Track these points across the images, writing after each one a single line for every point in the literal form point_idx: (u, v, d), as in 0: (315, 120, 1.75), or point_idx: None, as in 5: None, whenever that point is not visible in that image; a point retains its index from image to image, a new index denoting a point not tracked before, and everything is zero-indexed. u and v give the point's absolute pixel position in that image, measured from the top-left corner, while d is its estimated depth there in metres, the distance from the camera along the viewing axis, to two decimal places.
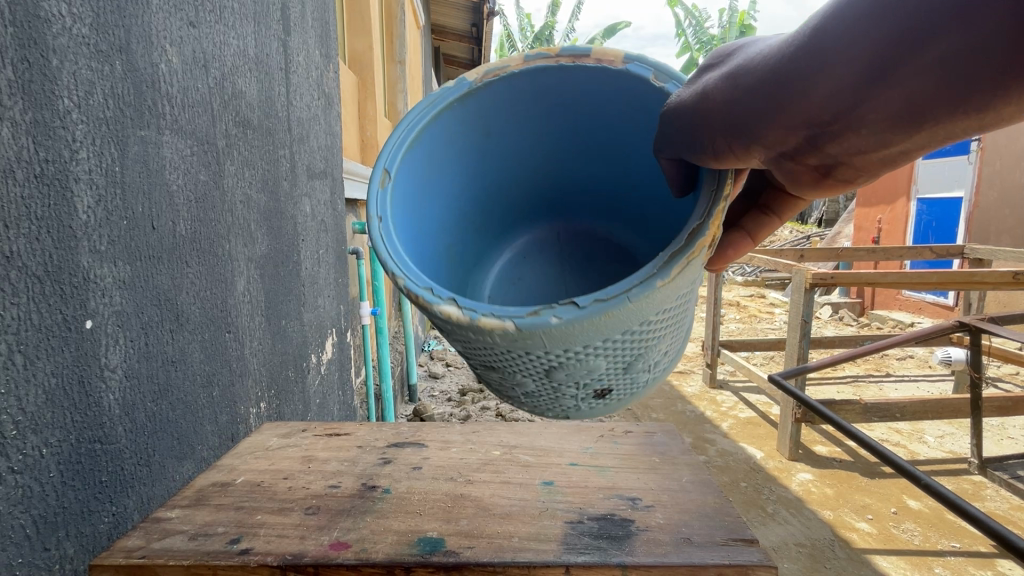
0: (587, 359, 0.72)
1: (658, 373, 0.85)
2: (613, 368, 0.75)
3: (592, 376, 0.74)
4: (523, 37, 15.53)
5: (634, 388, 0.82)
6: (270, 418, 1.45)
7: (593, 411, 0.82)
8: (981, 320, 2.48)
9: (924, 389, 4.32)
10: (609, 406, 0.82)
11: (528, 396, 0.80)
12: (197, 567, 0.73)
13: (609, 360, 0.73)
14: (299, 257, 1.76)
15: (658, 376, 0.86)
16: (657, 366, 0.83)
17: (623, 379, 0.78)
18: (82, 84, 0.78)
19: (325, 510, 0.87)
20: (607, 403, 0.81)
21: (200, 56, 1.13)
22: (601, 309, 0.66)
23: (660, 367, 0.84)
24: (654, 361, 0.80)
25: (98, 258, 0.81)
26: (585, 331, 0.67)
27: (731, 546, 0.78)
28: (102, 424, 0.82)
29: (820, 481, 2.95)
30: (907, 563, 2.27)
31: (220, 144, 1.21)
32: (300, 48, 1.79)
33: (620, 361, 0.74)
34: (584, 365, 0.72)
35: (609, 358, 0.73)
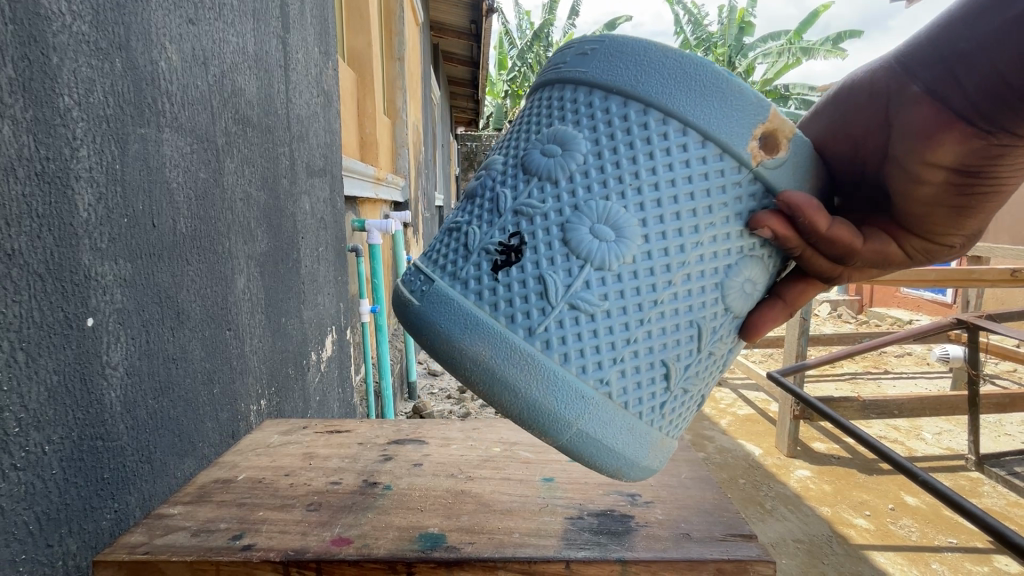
0: (625, 203, 0.61)
1: (613, 366, 0.61)
2: (631, 254, 0.60)
3: (598, 232, 0.60)
4: (523, 33, 15.50)
5: (588, 349, 0.60)
6: (270, 415, 1.45)
7: (518, 336, 0.60)
8: (979, 317, 2.49)
9: (922, 386, 4.34)
10: (536, 349, 0.60)
11: (487, 238, 0.65)
12: (200, 563, 0.73)
13: (644, 224, 0.61)
14: (299, 254, 1.76)
15: (603, 384, 0.61)
16: (635, 335, 0.61)
17: (612, 293, 0.60)
18: (82, 81, 0.78)
19: (327, 506, 0.87)
20: (547, 337, 0.60)
21: (200, 53, 1.12)
22: (754, 97, 0.62)
23: (628, 343, 0.61)
24: (647, 318, 0.61)
25: (99, 256, 0.81)
26: (713, 110, 0.61)
27: (730, 541, 0.78)
28: (104, 422, 0.82)
29: (818, 477, 2.96)
30: (904, 559, 2.28)
31: (220, 142, 1.21)
32: (299, 45, 1.79)
33: (649, 238, 0.61)
34: (604, 217, 0.60)
35: (651, 211, 0.61)
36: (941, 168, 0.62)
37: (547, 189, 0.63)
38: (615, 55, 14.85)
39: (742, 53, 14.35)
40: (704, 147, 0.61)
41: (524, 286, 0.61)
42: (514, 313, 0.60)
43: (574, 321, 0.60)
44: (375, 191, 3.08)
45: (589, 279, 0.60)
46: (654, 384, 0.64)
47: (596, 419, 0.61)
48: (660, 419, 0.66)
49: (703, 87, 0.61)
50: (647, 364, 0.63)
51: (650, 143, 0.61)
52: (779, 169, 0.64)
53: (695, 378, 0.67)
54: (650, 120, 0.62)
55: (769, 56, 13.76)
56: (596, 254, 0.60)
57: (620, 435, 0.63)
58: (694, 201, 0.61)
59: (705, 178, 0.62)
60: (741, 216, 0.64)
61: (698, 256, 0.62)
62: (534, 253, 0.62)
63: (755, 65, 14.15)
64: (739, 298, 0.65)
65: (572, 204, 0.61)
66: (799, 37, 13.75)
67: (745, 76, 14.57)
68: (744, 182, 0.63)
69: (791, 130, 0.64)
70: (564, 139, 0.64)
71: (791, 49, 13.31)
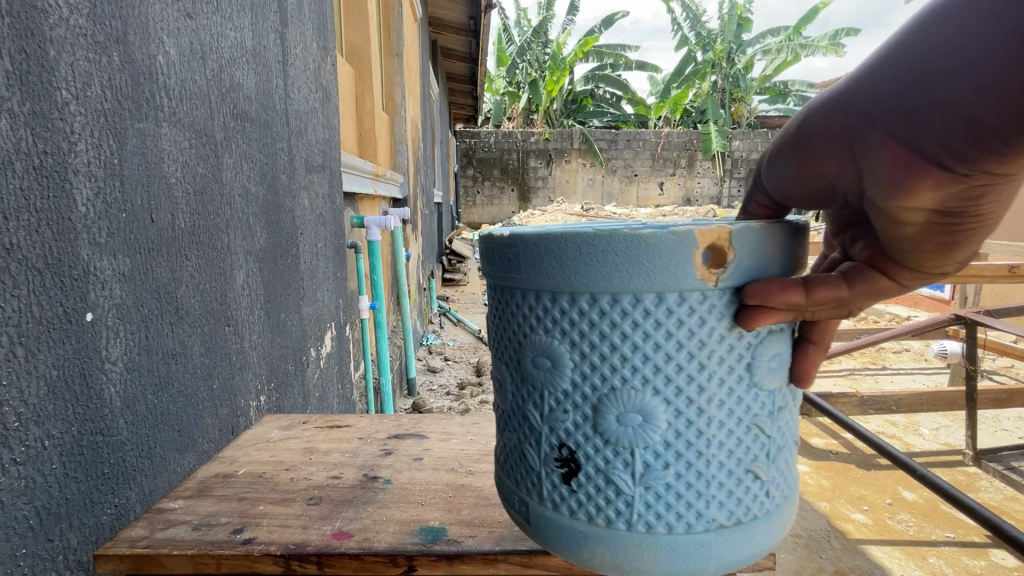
0: (628, 382, 0.56)
1: (710, 504, 0.57)
2: (661, 414, 0.56)
3: (625, 418, 0.56)
4: (522, 29, 15.45)
5: (674, 504, 0.57)
6: (270, 411, 1.46)
7: (618, 530, 0.58)
8: (977, 313, 2.49)
9: (919, 382, 4.35)
10: (634, 532, 0.57)
11: (538, 456, 0.62)
12: (201, 557, 0.73)
13: (658, 391, 0.56)
14: (298, 249, 1.76)
15: (712, 522, 0.58)
16: (711, 470, 0.57)
17: (670, 457, 0.56)
18: (80, 75, 0.78)
19: (327, 500, 0.87)
20: (633, 518, 0.57)
21: (198, 47, 1.12)
22: (671, 230, 0.53)
23: (710, 479, 0.57)
24: (708, 449, 0.57)
25: (98, 250, 0.81)
26: (646, 265, 0.54)
27: None
28: (104, 417, 0.82)
29: (816, 473, 2.97)
30: (901, 553, 2.29)
31: (219, 137, 1.21)
32: (297, 40, 1.78)
33: (670, 398, 0.56)
34: (622, 402, 0.56)
35: (653, 375, 0.55)
36: (923, 209, 0.52)
37: (558, 397, 0.59)
38: (614, 50, 14.81)
39: (742, 49, 14.33)
40: (662, 301, 0.55)
41: (594, 488, 0.58)
42: (602, 512, 0.58)
43: (650, 492, 0.57)
44: (373, 187, 3.07)
45: (639, 454, 0.56)
46: (752, 492, 0.59)
47: (721, 549, 0.58)
48: (773, 507, 0.61)
49: (625, 252, 0.54)
50: (734, 481, 0.58)
51: (631, 314, 0.55)
52: (741, 271, 0.55)
53: (781, 453, 0.62)
54: (607, 302, 0.55)
55: (768, 52, 13.74)
56: (631, 431, 0.56)
57: (749, 550, 0.60)
58: (684, 348, 0.55)
59: (696, 309, 0.55)
60: (731, 331, 0.56)
61: (717, 379, 0.56)
62: (583, 452, 0.58)
63: (754, 61, 14.13)
64: (774, 372, 0.59)
65: (590, 403, 0.57)
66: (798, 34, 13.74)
67: (744, 72, 14.54)
68: (709, 306, 0.55)
69: (728, 228, 0.54)
70: (546, 350, 0.59)
71: (791, 46, 13.29)
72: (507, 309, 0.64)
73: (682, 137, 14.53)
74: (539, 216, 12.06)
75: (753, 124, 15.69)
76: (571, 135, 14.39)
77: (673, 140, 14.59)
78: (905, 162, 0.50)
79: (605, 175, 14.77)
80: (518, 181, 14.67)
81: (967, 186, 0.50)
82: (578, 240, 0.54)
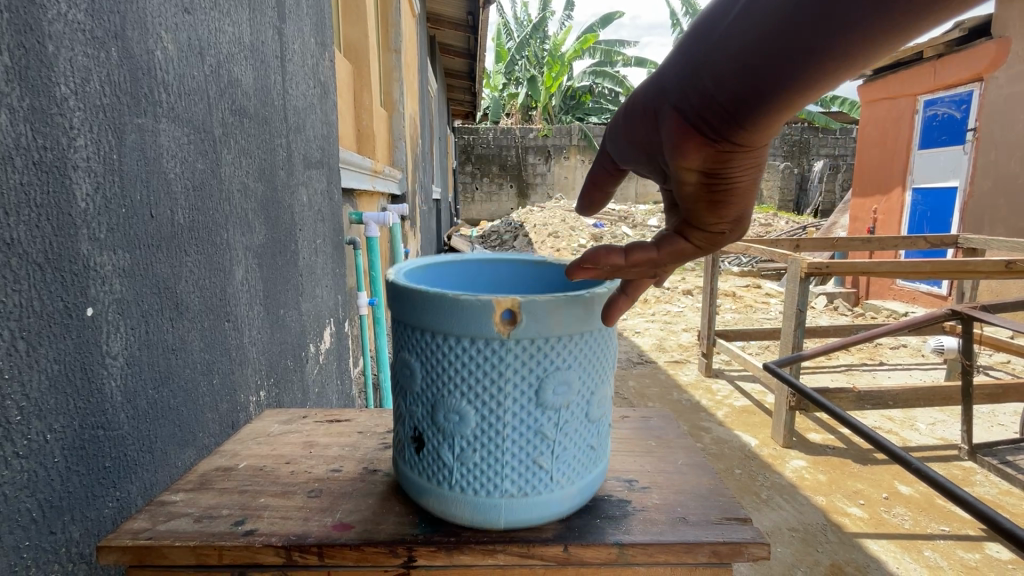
0: (452, 393, 0.78)
1: (504, 479, 0.77)
2: (472, 414, 0.77)
3: (448, 414, 0.78)
4: (520, 24, 15.39)
5: (477, 476, 0.77)
6: (270, 406, 1.46)
7: (443, 489, 0.79)
8: (975, 308, 2.49)
9: (917, 377, 4.37)
10: (453, 492, 0.78)
11: (403, 432, 0.85)
12: (203, 548, 0.74)
13: (470, 400, 0.77)
14: (298, 245, 1.76)
15: (505, 491, 0.77)
16: (504, 455, 0.77)
17: (475, 443, 0.77)
18: (79, 71, 0.78)
19: (328, 493, 0.88)
20: (452, 482, 0.78)
21: (196, 43, 1.12)
22: (478, 297, 0.74)
23: (501, 462, 0.77)
24: (502, 442, 0.77)
25: (98, 245, 0.81)
26: (462, 319, 0.75)
27: (725, 525, 0.80)
28: (105, 410, 0.82)
29: (813, 467, 2.99)
30: (897, 546, 2.31)
31: (217, 133, 1.21)
32: (295, 36, 1.78)
33: (477, 404, 0.77)
34: (447, 404, 0.78)
35: (466, 388, 0.77)
36: (693, 169, 0.72)
37: (413, 396, 0.83)
38: (613, 46, 14.76)
39: None
40: (473, 342, 0.76)
41: (427, 456, 0.81)
42: (435, 476, 0.80)
43: (463, 466, 0.78)
44: (372, 183, 3.07)
45: (457, 441, 0.78)
46: (536, 476, 0.78)
47: (512, 511, 0.78)
48: (558, 488, 0.80)
49: (450, 307, 0.76)
50: (521, 466, 0.77)
51: (455, 344, 0.77)
52: (528, 328, 0.75)
53: (569, 451, 0.81)
54: (442, 338, 0.78)
55: None
56: (452, 424, 0.78)
57: (536, 515, 0.79)
58: (487, 374, 0.76)
59: (493, 347, 0.75)
60: (524, 364, 0.76)
61: (510, 397, 0.77)
62: (427, 434, 0.81)
63: None
64: (558, 396, 0.78)
65: (429, 398, 0.80)
66: None
67: None
68: (505, 350, 0.75)
69: (516, 297, 0.74)
70: (409, 363, 0.83)
71: None
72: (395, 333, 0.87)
73: None
74: (538, 212, 12.04)
75: None
76: (570, 132, 14.36)
77: None
78: (681, 130, 0.69)
79: None
80: (517, 177, 14.65)
81: (716, 151, 0.69)
82: (425, 295, 0.77)
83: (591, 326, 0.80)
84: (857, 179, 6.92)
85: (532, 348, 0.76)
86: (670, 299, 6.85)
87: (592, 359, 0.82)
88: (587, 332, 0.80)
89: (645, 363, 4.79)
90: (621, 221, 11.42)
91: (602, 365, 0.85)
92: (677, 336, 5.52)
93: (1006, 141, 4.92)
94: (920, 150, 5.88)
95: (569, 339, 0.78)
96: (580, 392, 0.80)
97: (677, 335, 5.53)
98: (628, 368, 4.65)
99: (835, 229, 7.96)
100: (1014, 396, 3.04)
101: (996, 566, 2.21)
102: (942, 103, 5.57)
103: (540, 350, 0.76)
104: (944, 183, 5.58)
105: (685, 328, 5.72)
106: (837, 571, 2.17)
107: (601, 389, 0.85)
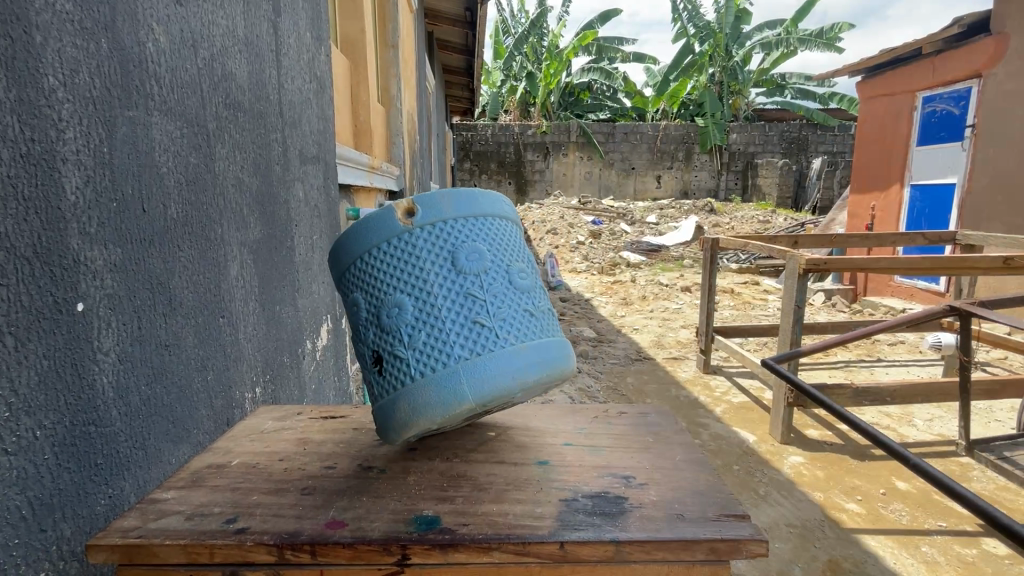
0: (387, 293, 0.92)
1: (454, 345, 0.87)
2: (409, 301, 0.91)
3: (391, 314, 0.91)
4: (518, 21, 15.32)
5: (430, 350, 0.88)
6: (265, 402, 1.45)
7: (407, 383, 0.88)
8: (973, 304, 2.49)
9: (914, 373, 4.37)
10: (414, 378, 0.87)
11: (366, 365, 0.96)
12: (195, 546, 0.73)
13: (403, 290, 0.91)
14: (294, 241, 1.75)
15: (458, 356, 0.87)
16: (444, 321, 0.89)
17: (418, 322, 0.90)
18: (67, 62, 0.76)
19: (322, 490, 0.88)
20: (411, 371, 0.88)
21: (189, 35, 1.10)
22: (381, 206, 0.95)
23: (447, 329, 0.88)
24: (440, 312, 0.89)
25: (88, 240, 0.80)
26: (376, 229, 0.94)
27: (723, 522, 0.79)
28: (97, 407, 0.81)
29: (811, 463, 2.99)
30: (894, 542, 2.32)
31: (211, 127, 1.20)
32: (291, 30, 1.76)
33: (411, 290, 0.91)
34: (387, 304, 0.92)
35: (396, 282, 0.92)
36: None
37: (365, 325, 0.96)
38: (611, 42, 14.71)
39: (739, 42, 14.28)
40: (388, 245, 0.93)
41: (393, 363, 0.90)
42: (399, 377, 0.89)
43: (417, 349, 0.88)
44: (369, 179, 3.05)
45: (404, 328, 0.90)
46: (479, 333, 0.88)
47: (472, 374, 0.85)
48: (508, 344, 0.89)
49: (364, 226, 0.95)
50: (464, 328, 0.88)
51: (375, 258, 0.94)
52: (425, 215, 0.94)
53: (506, 311, 0.92)
54: (366, 258, 0.95)
55: (766, 45, 13.69)
56: (396, 318, 0.91)
57: (495, 372, 0.86)
58: (405, 262, 0.92)
59: (401, 243, 0.93)
60: (434, 246, 0.93)
61: (431, 274, 0.91)
62: (382, 346, 0.92)
63: (752, 54, 14.07)
64: (471, 262, 0.92)
65: (377, 317, 0.93)
66: (796, 26, 13.71)
67: (741, 65, 14.49)
68: (412, 238, 0.93)
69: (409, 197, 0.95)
70: (353, 302, 0.98)
71: (789, 39, 13.24)
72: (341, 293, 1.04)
73: (680, 130, 14.47)
74: (536, 209, 12.00)
75: (750, 117, 15.65)
76: (568, 128, 14.31)
77: (671, 133, 14.52)
78: None
79: (602, 169, 14.70)
80: (515, 174, 14.60)
81: None
82: (348, 233, 0.97)
83: (484, 211, 0.98)
84: (856, 175, 6.92)
85: (435, 231, 0.93)
86: (669, 296, 6.82)
87: (495, 235, 0.98)
88: (481, 215, 0.97)
89: (643, 360, 4.79)
90: (620, 218, 11.40)
91: (512, 250, 1.00)
92: (675, 333, 5.51)
93: (1005, 137, 4.91)
94: (919, 147, 5.87)
95: (466, 220, 0.95)
96: (493, 260, 0.95)
97: (676, 332, 5.52)
98: (627, 365, 4.64)
99: (833, 226, 7.95)
100: (1011, 392, 3.04)
101: (993, 561, 2.21)
102: (941, 99, 5.55)
103: (442, 230, 0.94)
104: (943, 180, 5.56)
105: (683, 325, 5.71)
106: (835, 566, 2.17)
107: (516, 262, 0.98)
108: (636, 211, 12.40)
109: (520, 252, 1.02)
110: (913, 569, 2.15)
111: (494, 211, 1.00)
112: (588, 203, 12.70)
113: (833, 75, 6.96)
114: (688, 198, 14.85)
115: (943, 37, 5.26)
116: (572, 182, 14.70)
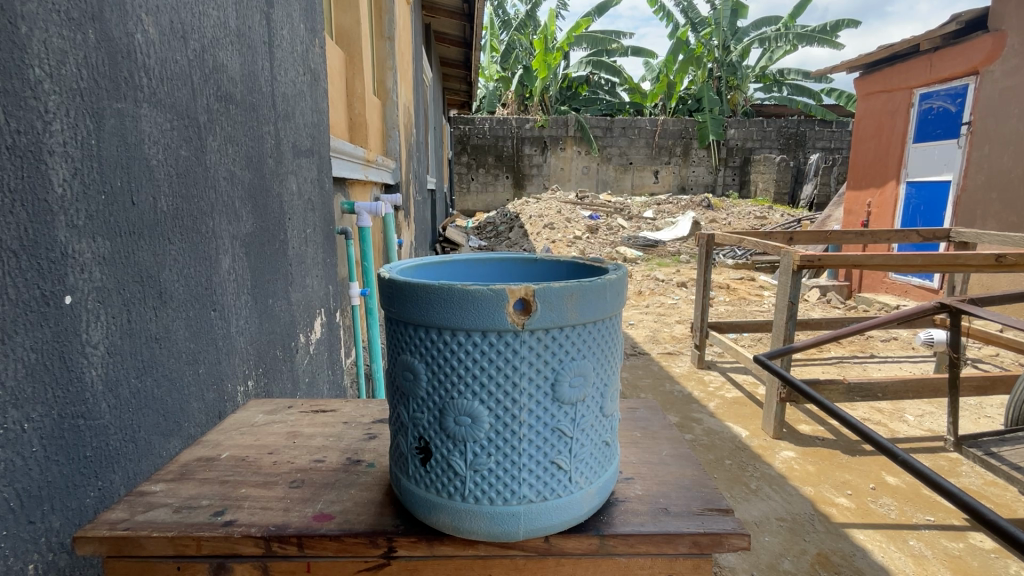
0: (463, 392, 0.73)
1: (522, 484, 0.73)
2: (486, 417, 0.73)
3: (460, 420, 0.74)
4: (516, 13, 15.21)
5: (493, 483, 0.73)
6: (258, 395, 1.46)
7: (455, 500, 0.74)
8: (964, 301, 2.45)
9: (905, 369, 4.41)
10: (467, 502, 0.74)
11: (407, 444, 0.79)
12: (182, 538, 0.74)
13: (483, 400, 0.73)
14: (287, 235, 1.75)
15: (523, 497, 0.74)
16: (522, 459, 0.74)
17: (492, 448, 0.73)
18: (54, 53, 0.76)
19: (310, 483, 0.88)
20: (465, 492, 0.74)
21: (178, 26, 1.09)
22: (490, 287, 0.71)
23: (521, 465, 0.74)
24: (519, 443, 0.74)
25: (75, 233, 0.79)
26: (473, 312, 0.71)
27: (706, 515, 0.80)
28: (85, 400, 0.81)
29: (802, 458, 3.01)
30: (881, 535, 2.34)
31: (202, 119, 1.19)
32: (283, 22, 1.74)
33: (492, 406, 0.73)
34: (458, 407, 0.74)
35: (477, 386, 0.73)
36: None
37: (419, 402, 0.77)
38: (609, 37, 14.66)
39: (736, 38, 14.32)
40: (484, 338, 0.72)
41: (439, 466, 0.75)
42: (446, 486, 0.75)
43: (477, 474, 0.74)
44: (365, 172, 3.03)
45: (471, 446, 0.74)
46: (556, 477, 0.75)
47: (533, 519, 0.74)
48: (579, 489, 0.77)
49: (460, 301, 0.72)
50: (540, 468, 0.74)
51: (462, 341, 0.73)
52: (543, 318, 0.72)
53: (587, 448, 0.78)
54: (449, 335, 0.73)
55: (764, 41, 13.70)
56: (464, 429, 0.74)
57: (558, 520, 0.75)
58: (500, 370, 0.72)
59: (503, 344, 0.72)
60: (537, 359, 0.73)
61: (525, 394, 0.73)
62: (435, 443, 0.75)
63: (749, 49, 14.09)
64: (573, 390, 0.75)
65: (439, 405, 0.75)
66: (792, 23, 13.76)
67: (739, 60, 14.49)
68: (517, 341, 0.72)
69: (531, 287, 0.71)
70: (411, 365, 0.77)
71: (786, 35, 13.22)
72: (395, 338, 0.80)
73: (678, 125, 14.43)
74: (534, 204, 11.97)
75: (748, 112, 15.70)
76: (565, 123, 14.23)
77: (668, 128, 14.52)
78: None
79: (600, 164, 14.64)
80: (512, 168, 14.55)
81: None
82: (429, 289, 0.73)
83: (604, 315, 0.78)
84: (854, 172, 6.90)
85: (545, 340, 0.73)
86: (665, 292, 6.82)
87: (603, 347, 0.79)
88: (601, 322, 0.78)
89: (638, 355, 4.80)
90: (617, 213, 11.41)
91: (611, 358, 0.83)
92: (671, 328, 5.51)
93: (1000, 134, 4.92)
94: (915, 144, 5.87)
95: (583, 330, 0.76)
96: (594, 383, 0.78)
97: (670, 327, 5.52)
98: None
99: (830, 223, 7.99)
100: (1001, 388, 3.07)
101: (979, 555, 2.24)
102: (938, 96, 5.56)
103: (555, 341, 0.73)
104: (939, 177, 5.56)
105: (678, 320, 5.72)
106: (823, 560, 2.19)
107: (612, 379, 0.82)
108: (632, 207, 12.37)
109: (615, 351, 0.84)
110: (901, 563, 2.17)
111: (612, 312, 0.80)
112: (585, 198, 12.67)
113: (831, 71, 6.96)
114: (684, 193, 14.84)
115: (940, 34, 5.26)
116: (569, 176, 14.70)
